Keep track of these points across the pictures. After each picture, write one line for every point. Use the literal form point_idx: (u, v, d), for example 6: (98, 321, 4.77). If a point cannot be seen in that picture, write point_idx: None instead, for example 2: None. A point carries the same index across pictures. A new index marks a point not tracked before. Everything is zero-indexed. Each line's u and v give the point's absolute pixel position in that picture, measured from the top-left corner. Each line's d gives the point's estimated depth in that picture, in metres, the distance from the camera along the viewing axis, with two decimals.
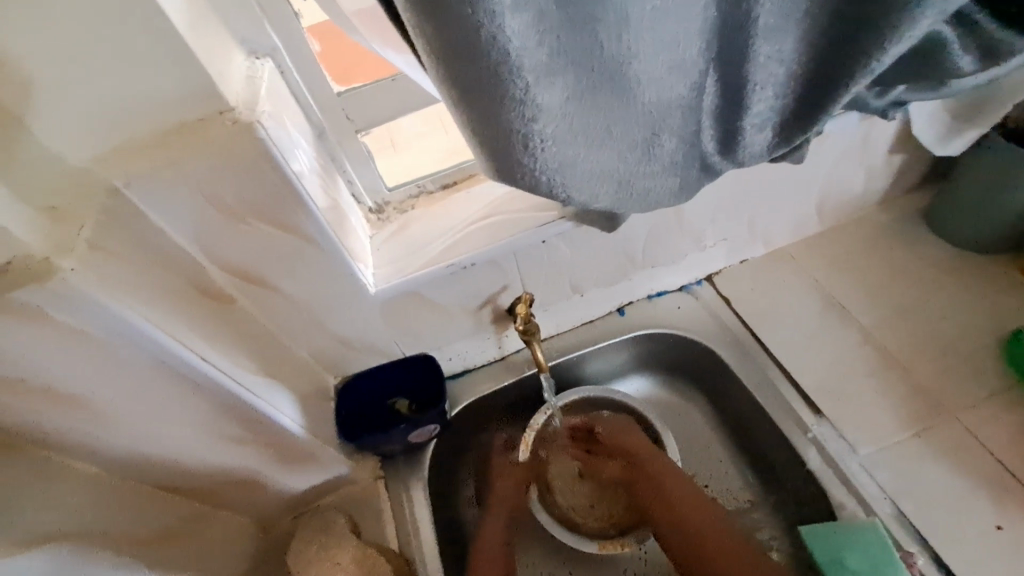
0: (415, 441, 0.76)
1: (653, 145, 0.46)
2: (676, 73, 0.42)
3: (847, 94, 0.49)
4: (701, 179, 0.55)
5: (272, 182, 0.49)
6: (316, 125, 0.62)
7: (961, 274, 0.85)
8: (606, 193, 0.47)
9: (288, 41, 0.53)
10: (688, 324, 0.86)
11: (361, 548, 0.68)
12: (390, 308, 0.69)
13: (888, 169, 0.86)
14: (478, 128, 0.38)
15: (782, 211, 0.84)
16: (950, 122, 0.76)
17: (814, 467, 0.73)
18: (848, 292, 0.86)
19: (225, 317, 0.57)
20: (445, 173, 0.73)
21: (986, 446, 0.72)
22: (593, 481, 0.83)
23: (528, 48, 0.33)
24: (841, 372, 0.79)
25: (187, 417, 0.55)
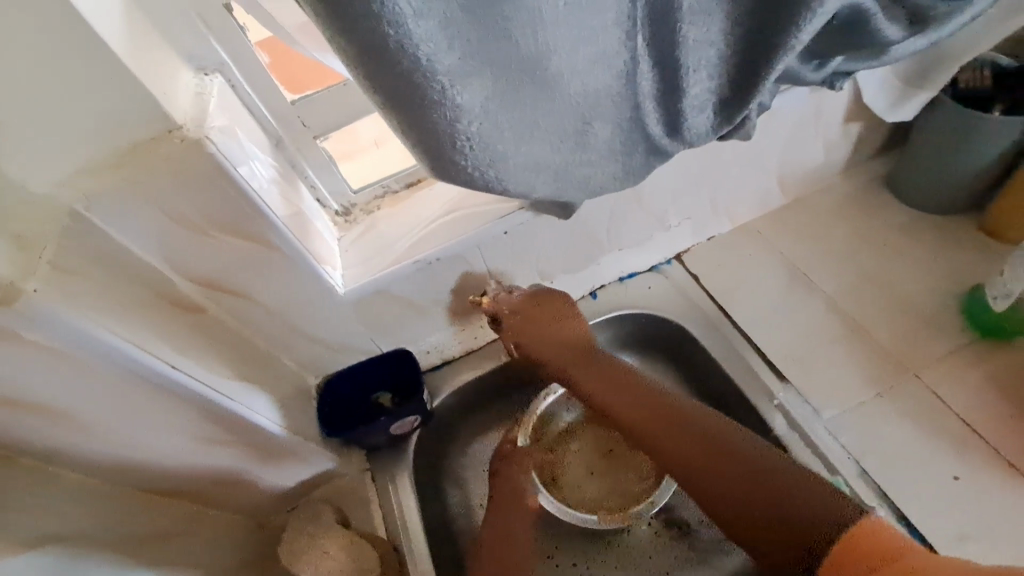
0: (398, 433, 0.79)
1: (586, 133, 0.47)
2: (600, 62, 0.44)
3: (775, 70, 0.51)
4: (648, 160, 0.57)
5: (229, 194, 0.51)
6: (272, 133, 0.63)
7: (924, 236, 0.86)
8: (546, 183, 0.48)
9: (235, 55, 0.54)
10: (658, 304, 0.88)
11: (349, 536, 0.71)
12: (362, 306, 0.71)
13: (845, 138, 0.87)
14: (406, 128, 0.39)
15: (742, 187, 0.86)
16: (900, 88, 0.77)
17: (780, 432, 0.74)
18: (813, 262, 0.87)
19: (197, 325, 0.59)
20: (408, 172, 0.75)
21: (950, 407, 0.72)
22: (600, 474, 0.85)
23: (440, 51, 0.35)
24: (806, 341, 0.80)
25: (165, 424, 0.57)
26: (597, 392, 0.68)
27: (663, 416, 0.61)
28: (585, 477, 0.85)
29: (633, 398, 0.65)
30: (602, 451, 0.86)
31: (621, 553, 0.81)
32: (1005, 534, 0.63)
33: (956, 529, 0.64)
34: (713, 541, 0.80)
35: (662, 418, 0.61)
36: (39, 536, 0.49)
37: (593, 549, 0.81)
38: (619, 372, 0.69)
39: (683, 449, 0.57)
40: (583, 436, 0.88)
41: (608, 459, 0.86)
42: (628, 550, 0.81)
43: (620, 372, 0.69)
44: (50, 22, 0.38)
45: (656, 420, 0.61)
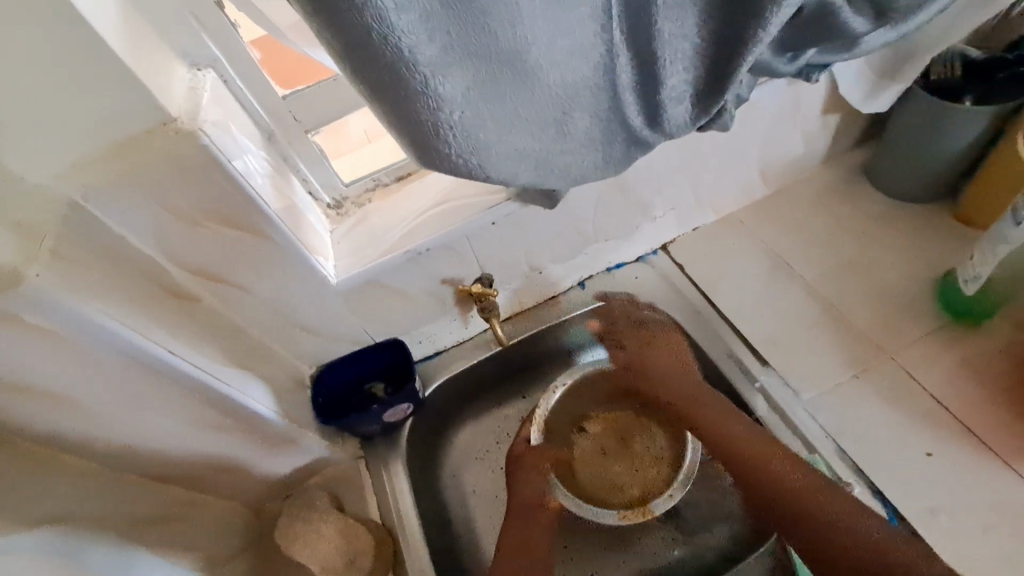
0: (391, 421, 0.81)
1: (565, 123, 0.49)
2: (577, 54, 0.46)
3: (746, 61, 0.53)
4: (629, 150, 0.59)
5: (222, 185, 0.53)
6: (264, 128, 0.65)
7: (900, 223, 0.89)
8: (527, 171, 0.50)
9: (228, 51, 0.56)
10: (645, 292, 0.91)
11: (344, 518, 0.73)
12: (354, 295, 0.73)
13: (824, 130, 0.89)
14: (390, 117, 0.41)
15: (725, 178, 0.89)
16: (874, 80, 0.80)
17: (761, 413, 0.77)
18: (793, 250, 0.90)
19: (191, 314, 0.60)
20: (398, 165, 0.77)
21: (924, 387, 0.74)
22: (619, 463, 0.83)
23: (422, 43, 0.36)
24: (786, 326, 0.83)
25: (162, 409, 0.59)
26: (711, 428, 0.72)
27: (789, 462, 0.66)
28: (605, 467, 0.83)
29: (748, 442, 0.69)
30: (620, 440, 0.85)
31: (610, 534, 0.83)
32: (973, 505, 0.66)
33: (926, 502, 0.66)
34: (698, 522, 0.82)
35: (790, 465, 0.65)
36: (39, 517, 0.50)
37: (583, 531, 0.83)
38: (723, 409, 0.73)
39: (800, 498, 0.63)
40: (599, 425, 0.87)
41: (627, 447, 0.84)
42: (616, 530, 0.83)
43: (734, 414, 0.72)
44: (49, 19, 0.40)
45: (773, 465, 0.66)
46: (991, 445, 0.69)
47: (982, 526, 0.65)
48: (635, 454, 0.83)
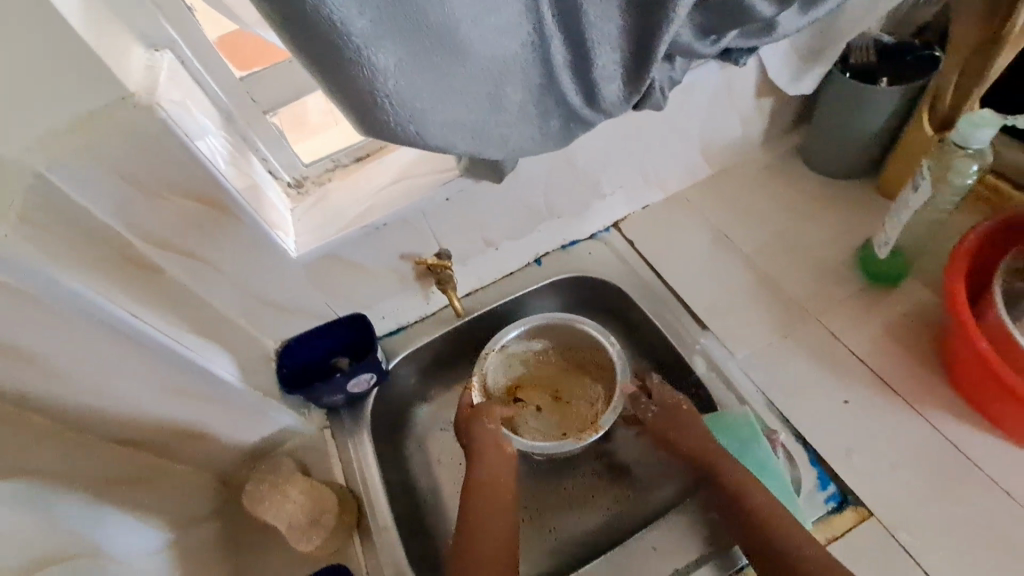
0: (355, 391, 0.85)
1: (498, 96, 0.54)
2: (506, 33, 0.50)
3: (664, 40, 0.59)
4: (567, 126, 0.64)
5: (181, 159, 0.56)
6: (224, 109, 0.68)
7: (830, 198, 0.96)
8: (464, 140, 0.55)
9: (185, 34, 0.59)
10: (598, 267, 0.96)
11: (309, 480, 0.77)
12: (314, 269, 0.76)
13: (761, 113, 0.95)
14: (329, 84, 0.45)
15: (669, 158, 0.95)
16: (799, 63, 0.86)
17: (700, 372, 0.83)
18: (734, 225, 0.96)
19: (154, 285, 0.63)
20: (357, 146, 0.80)
21: (846, 345, 0.81)
22: (556, 415, 0.91)
23: (354, 16, 0.41)
24: (725, 295, 0.89)
25: (128, 374, 0.62)
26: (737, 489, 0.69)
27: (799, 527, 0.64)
28: (544, 421, 0.90)
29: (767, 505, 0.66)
30: (555, 395, 0.92)
31: (566, 495, 0.87)
32: (885, 447, 0.73)
33: (843, 445, 0.73)
34: (648, 479, 0.87)
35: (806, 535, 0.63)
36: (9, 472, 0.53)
37: (542, 493, 0.87)
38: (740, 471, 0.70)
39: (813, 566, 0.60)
40: (533, 387, 0.93)
41: (560, 401, 0.92)
42: (564, 487, 0.87)
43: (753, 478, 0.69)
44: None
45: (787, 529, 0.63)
46: (903, 395, 0.76)
47: (891, 463, 0.71)
48: (572, 404, 0.91)
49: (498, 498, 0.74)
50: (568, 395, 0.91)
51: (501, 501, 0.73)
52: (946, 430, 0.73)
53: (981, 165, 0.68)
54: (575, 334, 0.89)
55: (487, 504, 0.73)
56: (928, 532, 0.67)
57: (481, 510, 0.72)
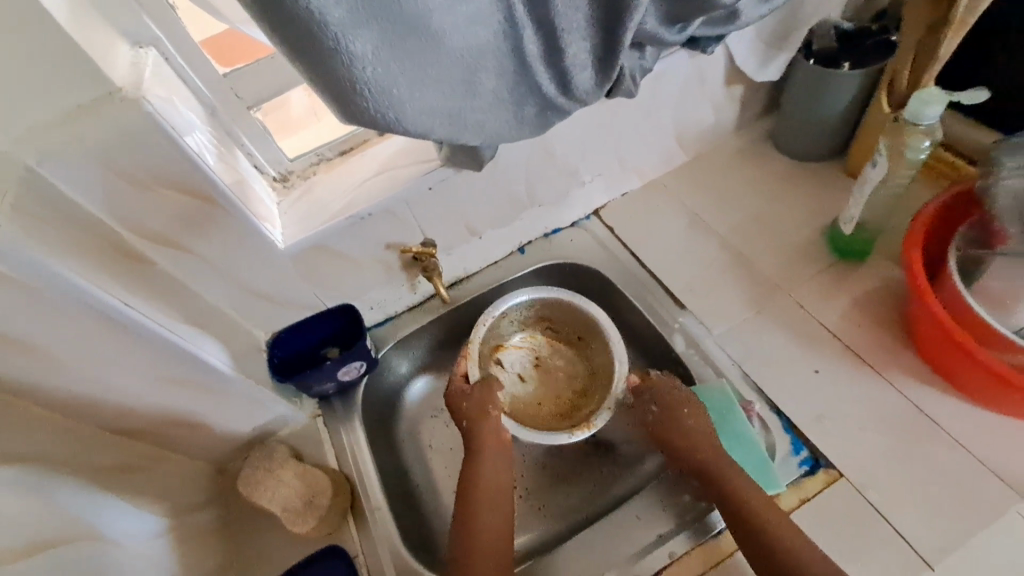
0: (345, 380, 0.87)
1: (473, 83, 0.57)
2: (478, 22, 0.53)
3: (631, 28, 0.61)
4: (542, 113, 0.66)
5: (169, 152, 0.58)
6: (208, 103, 0.69)
7: (799, 180, 0.99)
8: (441, 126, 0.57)
9: (168, 31, 0.61)
10: (579, 253, 0.99)
11: (303, 466, 0.79)
12: (302, 260, 0.78)
13: (731, 100, 0.99)
14: (309, 71, 0.48)
15: (644, 145, 0.98)
16: (765, 51, 0.89)
17: (679, 349, 0.87)
18: (710, 208, 0.99)
19: (145, 276, 0.65)
20: (340, 140, 0.82)
21: (816, 318, 0.85)
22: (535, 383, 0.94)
23: (330, 6, 0.43)
24: (702, 276, 0.92)
25: (122, 363, 0.64)
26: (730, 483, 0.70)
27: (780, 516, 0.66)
28: (523, 387, 0.93)
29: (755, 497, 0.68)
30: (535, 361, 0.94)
31: (552, 474, 0.89)
32: (853, 412, 0.77)
33: (814, 412, 0.77)
34: (632, 457, 0.89)
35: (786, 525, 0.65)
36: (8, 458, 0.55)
37: (530, 473, 0.90)
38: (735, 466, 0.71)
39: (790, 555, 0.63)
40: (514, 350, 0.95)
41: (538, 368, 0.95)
42: (543, 465, 0.90)
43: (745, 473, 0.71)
44: None
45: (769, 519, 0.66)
46: (870, 363, 0.80)
47: (859, 426, 0.75)
48: (551, 374, 0.94)
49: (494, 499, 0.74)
50: (548, 365, 0.94)
51: (494, 489, 0.75)
52: (911, 394, 0.77)
53: (933, 140, 0.72)
54: (577, 313, 0.88)
55: (485, 509, 0.73)
56: (895, 489, 0.71)
57: (474, 497, 0.74)
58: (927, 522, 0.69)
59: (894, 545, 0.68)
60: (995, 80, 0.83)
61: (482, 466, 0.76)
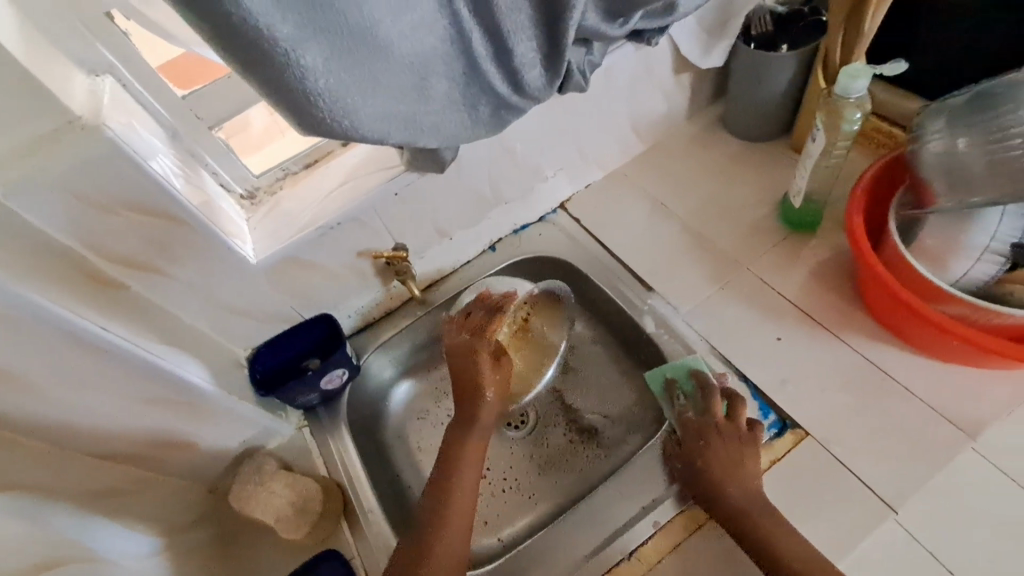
0: (328, 388, 0.88)
1: (424, 87, 0.60)
2: (423, 29, 0.56)
3: (571, 25, 0.64)
4: (496, 112, 0.69)
5: (132, 176, 0.59)
6: (168, 126, 0.70)
7: (751, 160, 1.04)
8: (398, 131, 0.60)
9: (124, 59, 0.62)
10: (548, 246, 1.02)
11: (292, 475, 0.80)
12: (275, 273, 0.80)
13: (681, 88, 1.03)
14: (263, 87, 0.50)
15: (602, 137, 1.01)
16: (706, 39, 0.94)
17: (650, 330, 0.90)
18: (669, 193, 1.03)
19: (118, 299, 0.66)
20: (304, 153, 0.83)
21: (775, 289, 0.89)
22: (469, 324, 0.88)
23: (277, 22, 0.46)
24: (665, 257, 0.96)
25: (101, 387, 0.65)
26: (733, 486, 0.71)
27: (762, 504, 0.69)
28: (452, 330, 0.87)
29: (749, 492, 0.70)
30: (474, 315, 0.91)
31: (538, 461, 0.92)
32: (814, 374, 0.81)
33: (778, 377, 0.81)
34: (614, 438, 0.91)
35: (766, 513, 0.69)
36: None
37: (516, 462, 0.92)
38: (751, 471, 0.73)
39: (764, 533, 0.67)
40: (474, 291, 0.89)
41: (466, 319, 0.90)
42: (530, 453, 0.93)
43: (752, 473, 0.72)
44: None
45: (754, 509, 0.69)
46: (827, 326, 0.85)
47: (821, 387, 0.80)
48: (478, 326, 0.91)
49: (472, 494, 0.76)
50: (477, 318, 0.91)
51: (467, 475, 0.77)
52: (866, 351, 0.82)
53: (864, 112, 0.77)
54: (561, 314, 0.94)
55: (460, 506, 0.74)
56: (857, 443, 0.76)
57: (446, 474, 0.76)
58: (887, 470, 0.74)
59: (858, 494, 0.73)
60: (921, 52, 0.89)
61: (467, 461, 0.77)
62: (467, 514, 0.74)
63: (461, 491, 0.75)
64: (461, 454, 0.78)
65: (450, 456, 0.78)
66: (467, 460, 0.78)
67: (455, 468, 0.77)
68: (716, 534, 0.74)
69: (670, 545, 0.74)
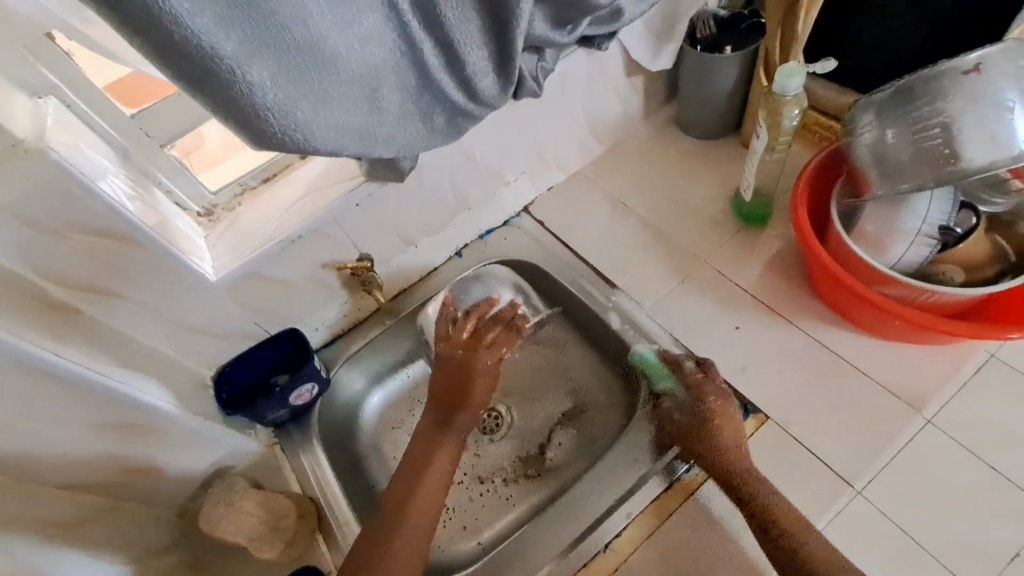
0: (297, 404, 0.87)
1: (376, 99, 0.60)
2: (371, 41, 0.56)
3: (519, 34, 0.65)
4: (450, 120, 0.70)
5: (81, 198, 0.58)
6: (118, 146, 0.68)
7: (704, 157, 1.08)
8: (352, 143, 0.60)
9: (68, 79, 0.61)
10: (514, 249, 1.03)
11: (264, 493, 0.79)
12: (236, 290, 0.79)
13: (635, 91, 1.06)
14: (210, 103, 0.50)
15: (560, 140, 1.03)
16: (654, 42, 0.97)
17: (616, 327, 0.92)
18: (628, 192, 1.06)
19: (72, 324, 0.65)
20: (262, 167, 0.83)
21: (732, 280, 0.92)
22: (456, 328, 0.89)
23: (220, 39, 0.46)
24: (627, 255, 0.98)
25: (58, 415, 0.63)
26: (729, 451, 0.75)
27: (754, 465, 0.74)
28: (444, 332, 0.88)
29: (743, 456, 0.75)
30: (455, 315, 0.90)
31: (513, 463, 0.93)
32: (771, 360, 0.84)
33: (738, 365, 0.85)
34: (585, 435, 0.93)
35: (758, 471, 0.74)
36: None
37: (491, 465, 0.93)
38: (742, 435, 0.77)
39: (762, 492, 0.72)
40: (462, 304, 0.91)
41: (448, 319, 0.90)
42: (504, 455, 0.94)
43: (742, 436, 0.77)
44: None
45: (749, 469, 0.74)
46: (783, 313, 0.88)
47: (779, 372, 0.83)
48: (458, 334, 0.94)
49: (435, 496, 0.77)
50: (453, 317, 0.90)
51: (430, 478, 0.78)
52: (819, 335, 0.86)
53: (801, 109, 0.82)
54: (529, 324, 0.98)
55: (423, 508, 0.75)
56: (814, 423, 0.79)
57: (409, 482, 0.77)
58: (842, 446, 0.77)
59: (817, 472, 0.76)
60: (855, 49, 0.93)
61: (435, 464, 0.79)
62: (428, 516, 0.75)
63: (426, 491, 0.77)
64: (428, 457, 0.79)
65: (418, 462, 0.79)
66: (437, 463, 0.79)
67: (422, 470, 0.78)
68: (686, 520, 0.77)
69: (643, 534, 0.77)
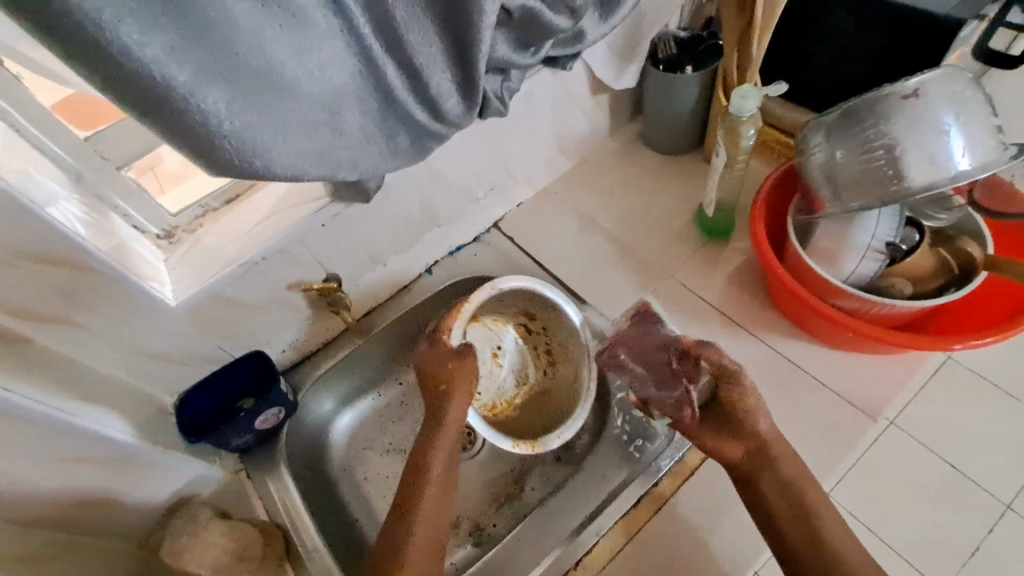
0: (263, 429, 0.85)
1: (338, 122, 0.60)
2: (331, 66, 0.56)
3: (481, 60, 0.66)
4: (415, 140, 0.70)
5: (32, 225, 0.56)
6: (70, 169, 0.65)
7: (668, 172, 1.10)
8: (315, 166, 0.60)
9: (17, 103, 0.59)
10: (483, 265, 1.04)
11: (229, 522, 0.77)
12: (198, 313, 0.77)
13: (600, 108, 1.08)
14: (165, 132, 0.49)
15: (528, 156, 1.04)
16: (617, 62, 0.99)
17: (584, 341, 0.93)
18: (595, 207, 1.08)
19: (23, 355, 0.62)
20: (225, 188, 0.80)
21: (696, 293, 0.95)
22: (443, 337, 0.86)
23: (173, 68, 0.45)
24: (596, 270, 1.00)
25: (9, 452, 0.60)
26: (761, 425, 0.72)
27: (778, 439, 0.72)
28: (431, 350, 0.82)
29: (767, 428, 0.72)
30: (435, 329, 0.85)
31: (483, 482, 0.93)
32: None
33: None
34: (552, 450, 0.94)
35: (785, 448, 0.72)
36: None
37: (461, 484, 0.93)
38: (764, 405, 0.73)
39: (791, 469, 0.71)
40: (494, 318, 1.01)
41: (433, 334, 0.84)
42: (474, 473, 0.94)
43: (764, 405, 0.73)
44: None
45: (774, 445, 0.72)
46: (744, 325, 0.91)
47: None
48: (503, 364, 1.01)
49: (430, 522, 0.76)
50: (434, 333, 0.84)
51: (416, 506, 0.75)
52: (779, 346, 0.88)
53: (756, 129, 0.84)
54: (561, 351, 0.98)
55: (422, 534, 0.74)
56: None
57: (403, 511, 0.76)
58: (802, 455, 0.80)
59: None
60: (807, 70, 0.97)
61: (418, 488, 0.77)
62: (427, 541, 0.74)
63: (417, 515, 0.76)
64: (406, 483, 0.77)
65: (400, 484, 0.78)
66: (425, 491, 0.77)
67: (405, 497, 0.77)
68: (655, 533, 0.78)
69: (611, 550, 0.78)
